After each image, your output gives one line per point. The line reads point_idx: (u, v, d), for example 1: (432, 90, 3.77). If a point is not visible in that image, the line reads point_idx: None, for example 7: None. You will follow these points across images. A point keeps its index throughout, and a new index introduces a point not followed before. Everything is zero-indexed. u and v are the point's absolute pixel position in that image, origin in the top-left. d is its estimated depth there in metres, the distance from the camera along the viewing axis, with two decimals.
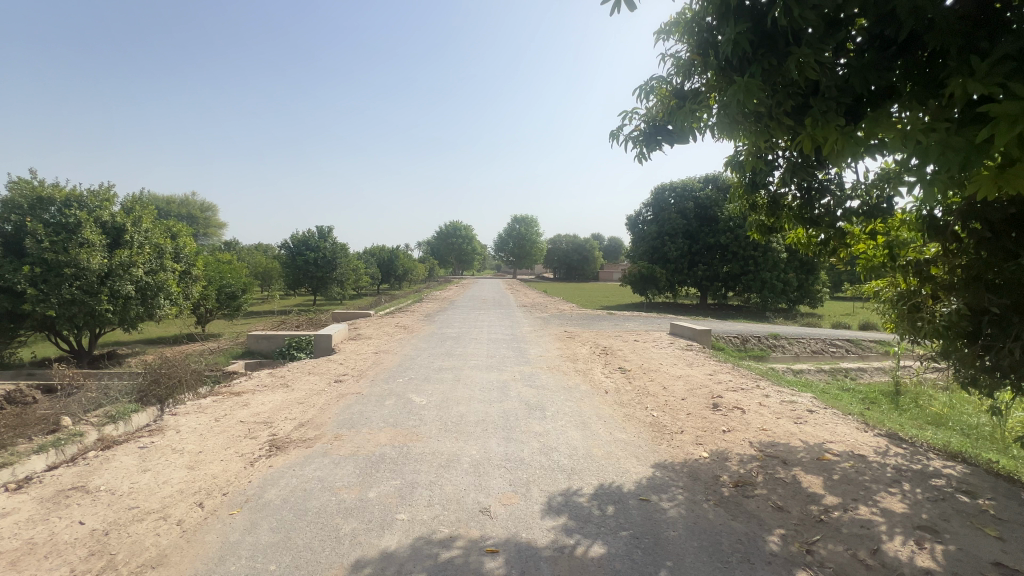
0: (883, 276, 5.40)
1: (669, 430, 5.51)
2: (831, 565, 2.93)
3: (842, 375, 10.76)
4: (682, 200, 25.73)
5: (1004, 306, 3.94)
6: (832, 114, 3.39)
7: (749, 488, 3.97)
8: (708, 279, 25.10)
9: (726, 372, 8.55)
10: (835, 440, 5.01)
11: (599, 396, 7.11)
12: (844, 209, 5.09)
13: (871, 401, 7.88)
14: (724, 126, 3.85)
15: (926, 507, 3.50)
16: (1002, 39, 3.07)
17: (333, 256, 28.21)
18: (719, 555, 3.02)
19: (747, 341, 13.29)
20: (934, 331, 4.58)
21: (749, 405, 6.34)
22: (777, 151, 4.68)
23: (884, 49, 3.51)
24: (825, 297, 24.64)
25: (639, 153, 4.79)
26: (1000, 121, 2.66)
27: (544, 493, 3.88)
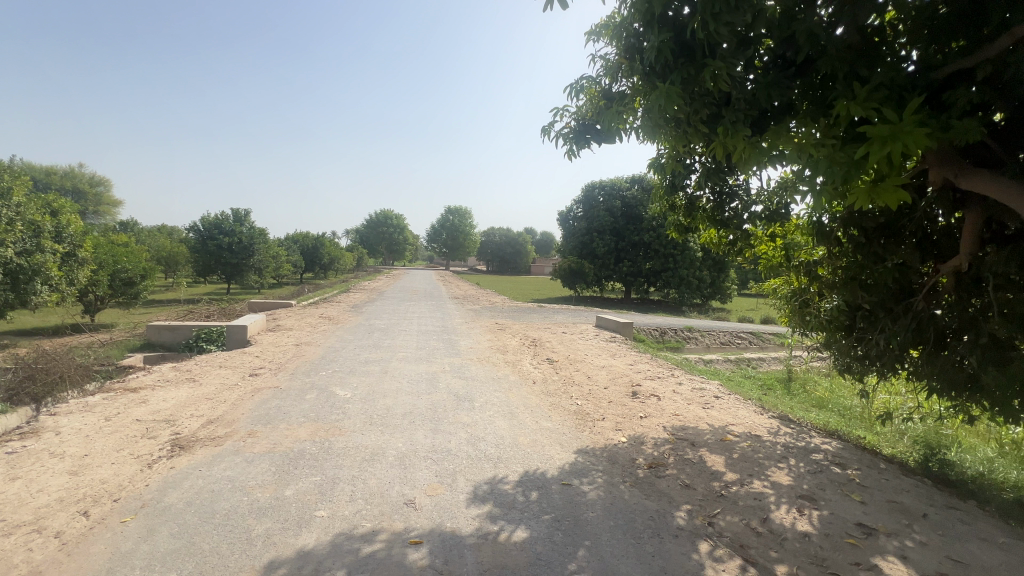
0: (781, 275, 6.01)
1: (591, 417, 5.78)
2: (728, 534, 3.24)
3: (745, 364, 11.84)
4: (610, 199, 26.80)
5: (873, 302, 4.58)
6: (741, 124, 3.69)
7: (661, 469, 4.28)
8: (632, 275, 26.40)
9: (645, 362, 9.09)
10: (736, 422, 5.52)
11: (527, 386, 7.27)
12: (750, 213, 5.60)
13: (767, 387, 8.76)
14: (647, 130, 4.06)
15: (806, 479, 3.98)
16: (878, 69, 3.52)
17: (250, 242, 26.19)
18: (632, 532, 3.24)
19: (664, 333, 14.19)
20: (818, 323, 5.23)
21: (664, 392, 6.82)
22: (693, 157, 5.03)
23: (785, 69, 3.87)
24: (734, 295, 26.90)
25: (569, 150, 4.91)
26: (873, 141, 3.12)
27: (470, 482, 3.91)
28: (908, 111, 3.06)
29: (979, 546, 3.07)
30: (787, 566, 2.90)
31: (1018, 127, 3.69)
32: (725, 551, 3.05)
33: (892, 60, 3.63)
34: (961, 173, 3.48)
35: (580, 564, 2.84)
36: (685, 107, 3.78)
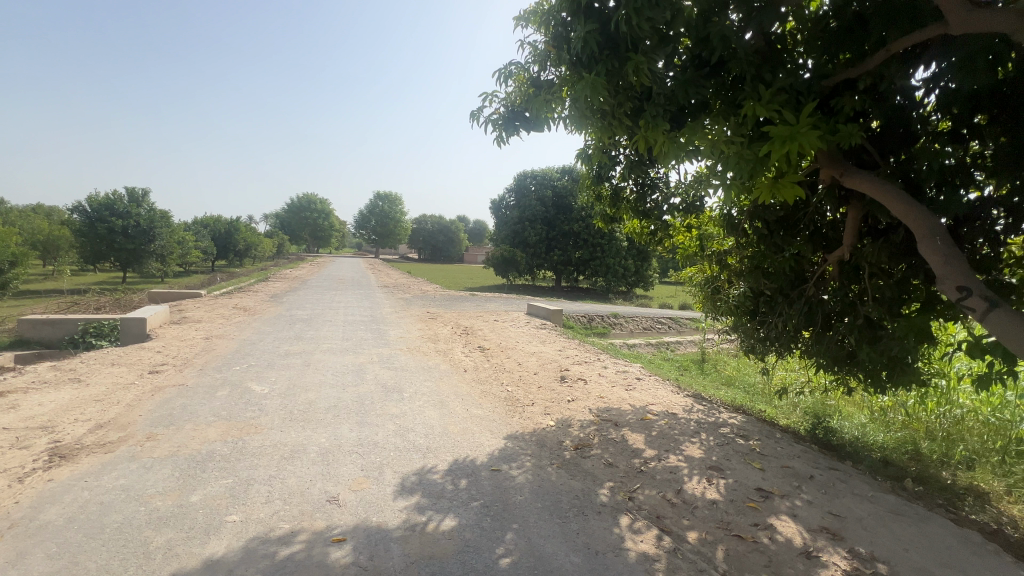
0: (696, 263, 6.47)
1: (521, 403, 5.88)
2: (646, 507, 3.45)
3: (665, 348, 12.61)
4: (541, 188, 27.16)
5: (773, 288, 5.14)
6: (660, 119, 3.89)
7: (587, 449, 4.45)
8: (562, 264, 27.08)
9: (574, 348, 9.39)
10: (655, 402, 5.88)
11: (458, 374, 7.22)
12: (668, 204, 5.93)
13: (684, 368, 9.41)
14: (574, 120, 4.14)
15: (715, 451, 4.33)
16: (780, 74, 3.83)
17: (149, 225, 23.53)
18: (559, 512, 3.34)
19: (592, 319, 14.74)
20: (728, 308, 5.76)
21: (590, 376, 7.10)
22: (618, 149, 5.22)
23: (701, 68, 4.10)
24: (655, 282, 28.52)
25: (498, 137, 4.88)
26: (775, 140, 3.41)
27: (397, 474, 3.82)
28: (803, 114, 3.39)
29: (853, 501, 3.52)
30: (697, 532, 3.14)
31: (890, 134, 4.21)
32: (643, 523, 3.24)
33: (792, 67, 3.98)
34: (846, 171, 3.86)
35: (508, 548, 2.89)
36: (610, 99, 3.91)
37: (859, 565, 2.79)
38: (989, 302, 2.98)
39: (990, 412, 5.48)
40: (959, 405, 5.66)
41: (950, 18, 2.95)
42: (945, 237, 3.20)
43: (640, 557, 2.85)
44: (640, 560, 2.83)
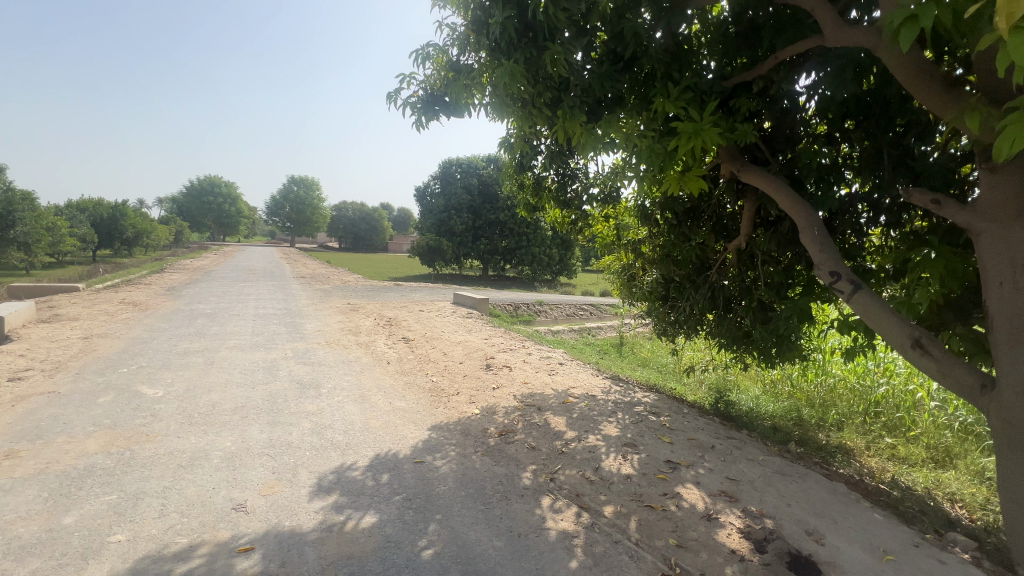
0: (613, 252, 6.71)
1: (446, 393, 5.83)
2: (567, 486, 3.58)
3: (587, 333, 13.14)
4: (467, 176, 26.85)
5: (681, 274, 5.62)
6: (577, 110, 3.96)
7: (511, 435, 4.52)
8: (489, 253, 27.13)
9: (499, 336, 9.48)
10: (576, 385, 6.14)
11: (381, 367, 6.99)
12: (588, 194, 6.13)
13: (604, 352, 9.88)
14: (495, 107, 4.11)
15: (630, 428, 4.59)
16: (686, 73, 4.10)
17: (6, 208, 20.05)
18: (482, 498, 3.37)
19: (518, 307, 14.94)
20: (641, 294, 6.14)
21: (515, 363, 7.22)
22: (539, 139, 5.27)
23: (616, 63, 4.25)
24: (578, 270, 29.56)
25: (417, 121, 4.72)
26: (682, 135, 3.66)
27: (313, 475, 3.63)
28: (706, 112, 3.72)
29: (747, 465, 3.91)
30: (613, 506, 3.32)
31: (778, 135, 4.66)
32: (564, 502, 3.36)
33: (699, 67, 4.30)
34: (742, 167, 4.21)
35: (431, 539, 2.86)
36: (529, 89, 3.96)
37: (751, 521, 3.10)
38: (854, 285, 3.41)
39: (856, 380, 6.28)
40: (833, 375, 6.49)
41: (826, 32, 3.31)
42: (820, 228, 3.60)
43: (560, 535, 2.96)
44: (560, 538, 2.94)
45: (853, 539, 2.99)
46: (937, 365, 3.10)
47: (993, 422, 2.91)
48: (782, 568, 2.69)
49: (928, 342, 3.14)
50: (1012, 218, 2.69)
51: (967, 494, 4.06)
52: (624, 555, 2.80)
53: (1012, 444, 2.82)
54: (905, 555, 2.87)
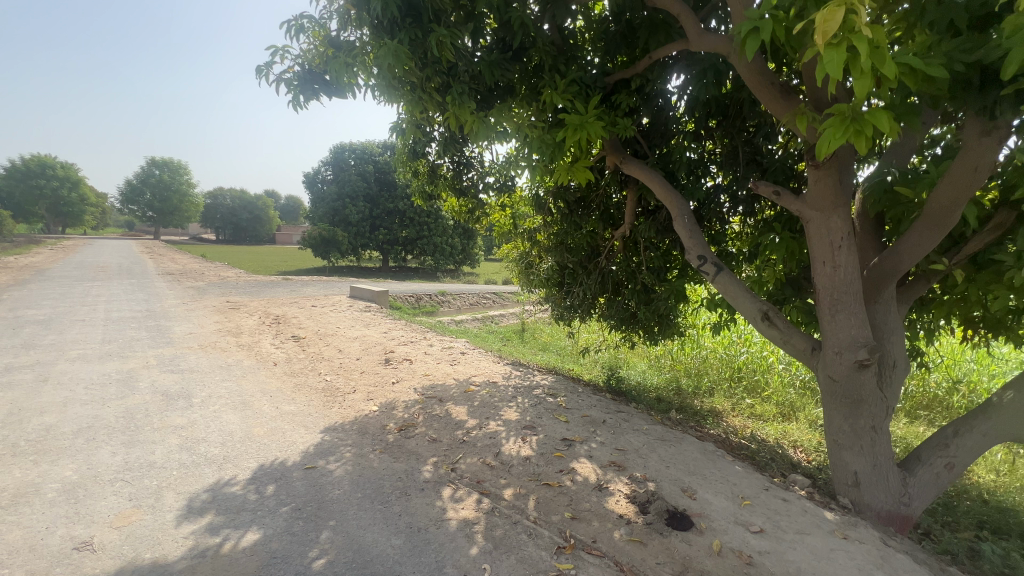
0: (510, 240, 6.98)
1: (341, 392, 5.52)
2: (468, 475, 3.61)
3: (490, 321, 13.29)
4: (361, 162, 25.43)
5: (574, 261, 5.92)
6: (466, 97, 3.88)
7: (411, 429, 4.43)
8: (388, 244, 26.11)
9: (400, 329, 9.20)
10: (478, 372, 6.20)
11: (266, 369, 6.40)
12: (483, 183, 6.17)
13: (506, 339, 10.06)
14: (382, 89, 3.92)
15: (529, 411, 4.73)
16: (571, 66, 4.29)
17: None
18: (380, 497, 3.25)
19: (420, 298, 14.61)
20: (539, 281, 6.36)
21: (416, 355, 7.07)
22: (431, 126, 5.13)
23: (505, 52, 4.31)
24: (481, 259, 29.71)
25: (294, 100, 4.33)
26: (570, 127, 3.86)
27: (183, 496, 3.21)
28: (590, 105, 3.90)
29: (634, 435, 4.24)
30: (512, 488, 3.41)
31: (654, 130, 5.07)
32: (465, 490, 3.38)
33: (584, 62, 4.52)
34: (624, 159, 4.50)
35: (323, 548, 2.70)
36: (416, 71, 3.82)
37: (636, 486, 3.37)
38: (717, 267, 3.84)
39: (723, 350, 7.13)
40: (705, 347, 7.30)
41: (690, 38, 3.63)
42: (690, 216, 4.00)
43: (461, 524, 2.97)
44: (461, 527, 2.94)
45: (719, 490, 3.40)
46: (780, 334, 3.63)
47: (820, 379, 3.48)
48: (662, 525, 2.97)
49: (774, 314, 3.65)
50: (831, 207, 3.20)
51: (805, 441, 4.84)
52: (522, 534, 2.89)
53: (834, 396, 3.40)
54: (758, 499, 3.33)
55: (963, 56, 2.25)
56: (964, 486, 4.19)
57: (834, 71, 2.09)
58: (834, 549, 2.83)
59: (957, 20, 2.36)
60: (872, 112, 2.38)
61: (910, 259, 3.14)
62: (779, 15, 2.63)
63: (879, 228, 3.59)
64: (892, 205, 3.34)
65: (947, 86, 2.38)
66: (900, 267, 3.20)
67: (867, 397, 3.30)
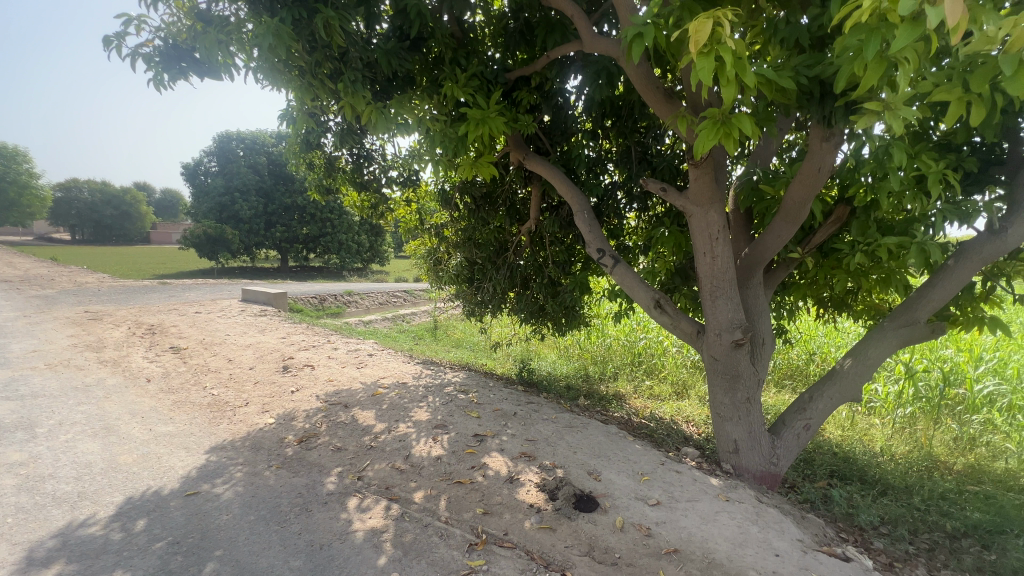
0: (416, 236, 6.81)
1: (231, 406, 5.00)
2: (376, 482, 3.46)
3: (401, 321, 12.88)
4: (252, 153, 23.17)
5: (483, 257, 5.93)
6: (360, 86, 3.67)
7: (312, 440, 4.15)
8: (287, 242, 24.20)
9: (300, 333, 8.56)
10: (387, 374, 5.97)
11: (136, 387, 5.59)
12: (386, 177, 5.95)
13: (418, 337, 9.82)
14: (266, 73, 3.58)
15: (440, 410, 4.65)
16: (471, 60, 4.28)
17: None
18: (277, 517, 2.99)
19: (324, 299, 13.70)
20: (448, 277, 6.26)
21: (319, 360, 6.62)
22: (326, 115, 4.80)
23: (402, 41, 4.18)
24: (391, 257, 28.75)
25: (155, 78, 3.79)
26: (471, 121, 3.84)
27: (22, 545, 2.69)
28: (491, 100, 3.90)
29: (543, 425, 4.36)
30: (423, 490, 3.33)
31: (555, 128, 5.24)
32: (372, 498, 3.24)
33: (484, 57, 4.52)
34: (527, 156, 4.58)
35: None
36: (303, 54, 3.54)
37: (545, 474, 3.47)
38: (615, 259, 4.06)
39: (625, 337, 7.59)
40: (609, 335, 7.72)
41: (584, 39, 3.77)
42: (589, 211, 4.18)
43: (368, 534, 2.83)
44: (367, 538, 2.80)
45: (621, 469, 3.61)
46: (671, 319, 3.94)
47: (705, 358, 3.84)
48: (570, 509, 3.09)
49: (665, 302, 3.95)
50: (709, 203, 3.51)
51: (695, 415, 5.33)
52: (433, 536, 2.83)
53: (716, 372, 3.77)
54: (655, 473, 3.60)
55: (806, 71, 2.58)
56: (819, 442, 4.90)
57: (706, 78, 2.28)
58: (718, 512, 3.14)
59: (802, 39, 2.70)
60: (738, 117, 2.64)
61: (773, 248, 3.56)
62: (660, 22, 2.81)
63: (748, 221, 4.02)
64: (758, 201, 3.77)
65: (796, 97, 2.72)
66: (765, 256, 3.62)
67: (742, 372, 3.71)
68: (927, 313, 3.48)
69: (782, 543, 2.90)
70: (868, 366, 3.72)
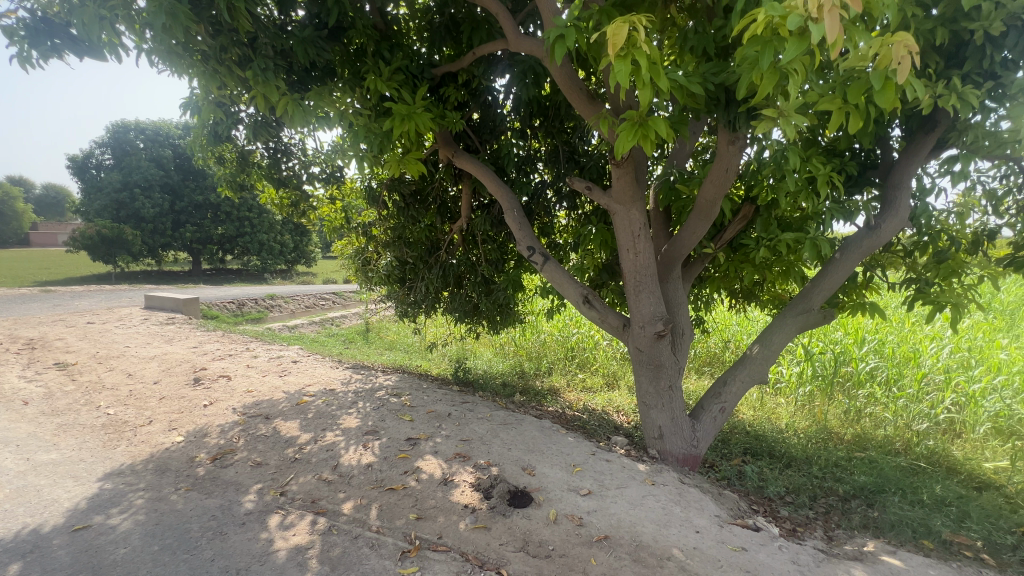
0: (343, 236, 6.51)
1: (130, 426, 4.50)
2: (300, 497, 3.27)
3: (330, 324, 12.30)
4: (154, 145, 20.95)
5: (414, 256, 5.79)
6: (272, 74, 3.42)
7: (228, 457, 3.83)
8: (199, 242, 22.22)
9: (215, 341, 7.88)
10: (313, 381, 5.65)
11: (10, 411, 4.86)
12: (307, 173, 5.64)
13: (349, 341, 9.42)
14: (162, 55, 3.23)
15: (370, 415, 4.48)
16: (396, 53, 4.16)
17: None
18: (187, 544, 2.74)
19: (243, 305, 12.72)
20: (378, 278, 6.04)
21: (236, 370, 6.13)
22: (236, 105, 4.44)
23: (319, 29, 3.97)
24: (318, 257, 27.39)
25: (21, 55, 3.29)
26: (397, 115, 3.73)
27: None
28: (417, 96, 3.81)
29: (477, 424, 4.34)
30: (353, 501, 3.20)
31: (483, 126, 5.23)
32: (296, 514, 3.05)
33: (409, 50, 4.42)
34: (456, 153, 4.53)
35: None
36: (205, 37, 3.23)
37: (480, 473, 3.45)
38: (545, 257, 4.12)
39: (558, 332, 7.75)
40: (542, 331, 7.84)
41: (509, 38, 3.78)
42: (519, 209, 4.22)
43: (291, 553, 2.66)
44: (291, 556, 2.64)
45: (554, 462, 3.68)
46: (598, 314, 4.07)
47: (630, 350, 4.02)
48: (504, 506, 3.10)
49: (593, 298, 4.08)
50: (631, 201, 3.66)
51: (625, 404, 5.57)
52: (363, 548, 2.72)
53: (641, 363, 3.96)
54: (587, 464, 3.70)
55: (713, 77, 2.76)
56: (735, 422, 5.30)
57: (623, 81, 2.36)
58: (645, 496, 3.30)
59: (708, 47, 2.90)
60: (654, 119, 2.77)
61: (689, 244, 3.79)
62: (581, 24, 2.87)
63: (667, 219, 4.25)
64: (675, 200, 3.99)
65: (705, 102, 2.90)
66: (682, 252, 3.85)
67: (664, 362, 3.92)
68: (819, 300, 3.87)
69: (702, 520, 3.10)
70: (773, 351, 4.07)
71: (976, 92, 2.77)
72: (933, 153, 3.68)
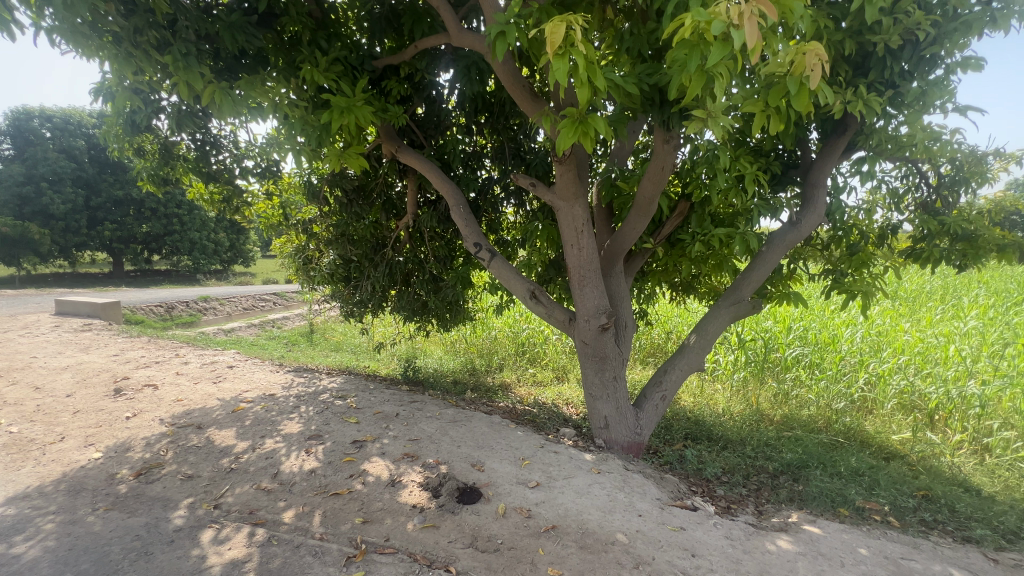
0: (282, 233, 6.21)
1: (38, 444, 4.07)
2: (236, 509, 3.10)
3: (271, 327, 11.70)
4: (63, 134, 18.76)
5: (359, 254, 5.63)
6: (195, 60, 3.18)
7: (155, 471, 3.56)
8: (120, 242, 20.42)
9: (139, 348, 7.28)
10: (250, 387, 5.35)
11: None
12: (240, 167, 5.31)
13: (291, 343, 9.01)
14: (65, 34, 2.93)
15: (314, 419, 4.31)
16: (333, 42, 4.00)
17: None
18: (107, 567, 2.52)
19: (173, 308, 11.84)
20: (321, 277, 5.78)
21: (163, 378, 5.70)
22: (156, 92, 4.10)
23: (247, 13, 3.74)
24: (257, 257, 25.97)
25: None
26: (336, 108, 3.59)
27: None
28: (357, 88, 3.68)
29: (427, 423, 4.29)
30: (294, 509, 3.07)
31: (428, 121, 5.15)
32: (233, 527, 2.89)
33: (348, 40, 4.27)
34: (400, 148, 4.43)
35: None
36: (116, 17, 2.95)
37: (428, 472, 3.41)
38: (492, 253, 4.13)
39: (509, 328, 7.79)
40: (493, 328, 7.85)
41: (451, 32, 3.74)
42: (464, 205, 4.19)
43: (226, 568, 2.53)
44: (226, 572, 2.50)
45: (503, 457, 3.70)
46: (545, 309, 4.13)
47: (576, 343, 4.12)
48: (453, 504, 3.09)
49: (539, 292, 4.13)
50: (574, 198, 3.74)
51: (574, 397, 5.69)
52: (306, 556, 2.63)
53: (586, 355, 4.06)
54: (535, 457, 3.76)
55: (647, 78, 2.87)
56: (676, 409, 5.55)
57: (562, 79, 2.40)
58: (591, 484, 3.39)
59: (643, 49, 3.00)
60: (593, 117, 2.84)
61: (630, 239, 3.92)
62: (520, 21, 2.88)
63: (609, 215, 4.38)
64: (617, 196, 4.12)
65: (640, 102, 3.00)
66: (624, 247, 3.98)
67: (609, 353, 4.04)
68: (748, 292, 4.14)
69: (644, 504, 3.24)
70: (708, 340, 4.29)
71: (878, 99, 3.05)
72: (845, 154, 4.00)
